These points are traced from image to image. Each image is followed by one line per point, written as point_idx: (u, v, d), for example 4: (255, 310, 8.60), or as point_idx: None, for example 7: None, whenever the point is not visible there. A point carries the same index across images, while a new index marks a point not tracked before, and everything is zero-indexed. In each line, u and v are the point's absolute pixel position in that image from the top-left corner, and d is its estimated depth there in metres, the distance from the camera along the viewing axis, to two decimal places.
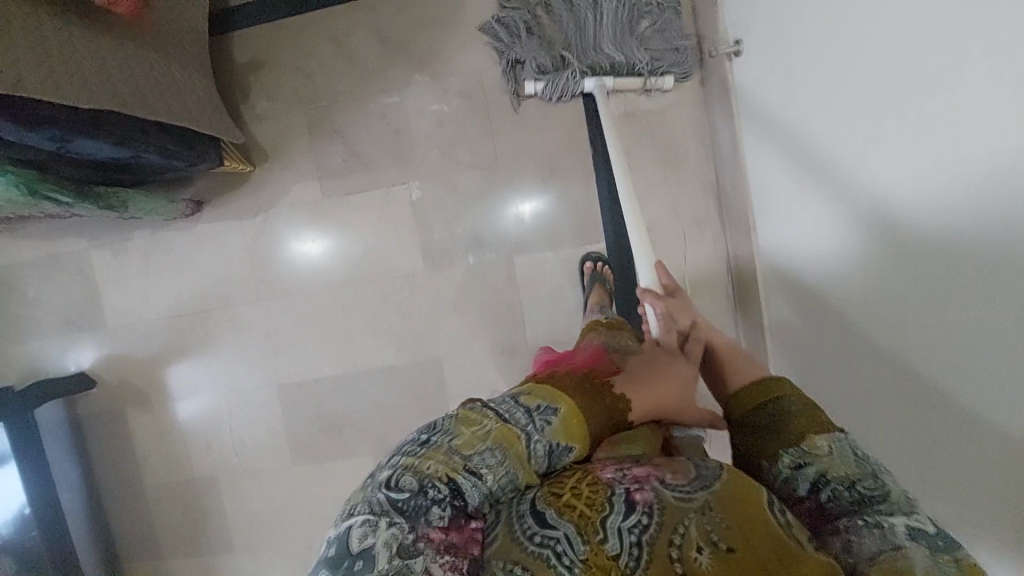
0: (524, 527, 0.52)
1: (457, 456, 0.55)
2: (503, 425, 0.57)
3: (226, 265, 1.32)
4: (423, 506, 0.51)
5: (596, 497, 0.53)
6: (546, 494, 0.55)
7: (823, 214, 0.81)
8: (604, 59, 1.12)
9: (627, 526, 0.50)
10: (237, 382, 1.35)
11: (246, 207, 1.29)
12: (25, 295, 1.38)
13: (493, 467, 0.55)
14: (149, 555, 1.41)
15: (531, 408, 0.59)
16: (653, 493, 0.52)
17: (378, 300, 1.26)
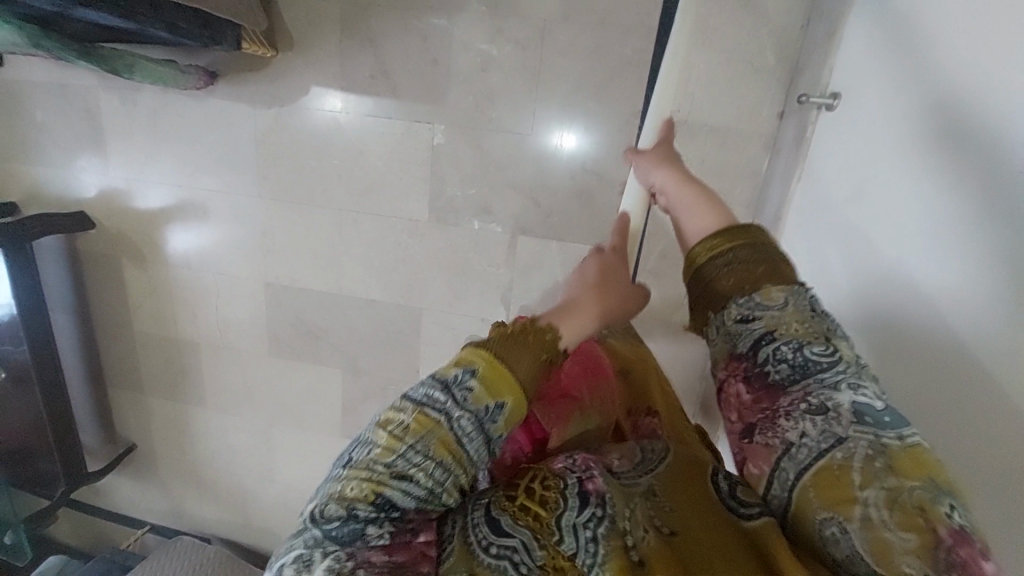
0: (479, 534, 0.47)
1: (382, 464, 0.45)
2: (421, 412, 0.47)
3: (233, 150, 1.26)
4: (358, 530, 0.43)
5: (551, 483, 0.51)
6: (495, 497, 0.50)
7: (909, 175, 0.61)
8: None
9: (583, 520, 0.48)
10: (227, 267, 1.37)
11: (261, 94, 1.19)
12: (29, 115, 1.34)
13: (423, 465, 0.45)
14: (131, 387, 1.56)
15: (449, 379, 0.48)
16: (603, 481, 0.52)
17: (375, 233, 1.23)
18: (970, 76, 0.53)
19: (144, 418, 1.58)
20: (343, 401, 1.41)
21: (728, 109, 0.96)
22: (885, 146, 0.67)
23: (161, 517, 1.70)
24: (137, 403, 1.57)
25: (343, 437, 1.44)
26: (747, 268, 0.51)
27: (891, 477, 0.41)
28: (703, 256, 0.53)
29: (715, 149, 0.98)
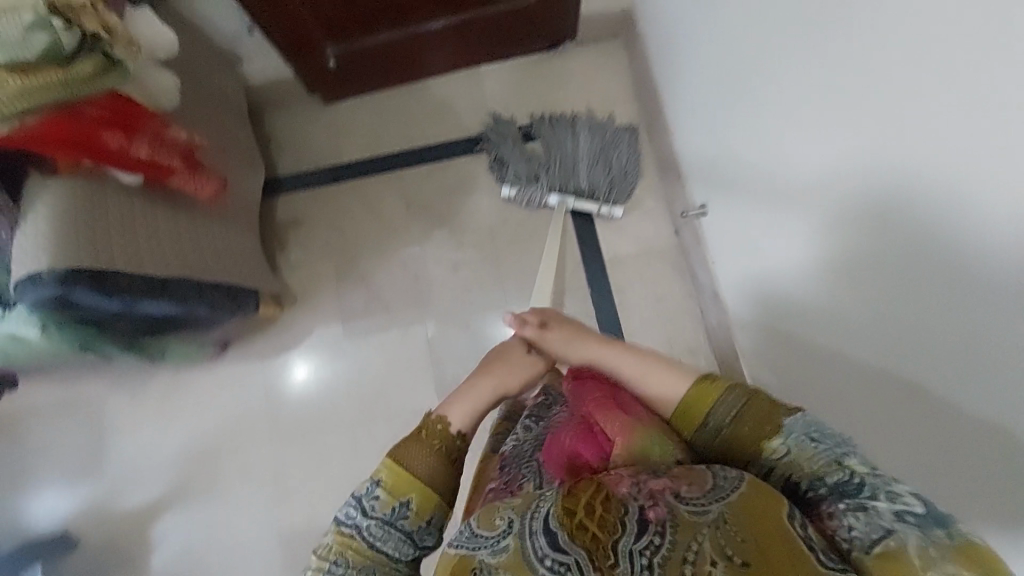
0: (537, 545, 0.55)
1: (325, 573, 0.65)
2: (340, 532, 0.67)
3: (241, 406, 1.34)
4: None
5: (609, 511, 0.55)
6: (561, 507, 0.56)
7: (809, 268, 0.80)
8: (572, 182, 1.32)
9: (639, 547, 0.53)
10: (235, 534, 1.28)
11: (269, 348, 1.36)
12: (25, 443, 1.36)
13: (349, 571, 0.65)
14: None
15: (360, 494, 0.68)
16: (665, 509, 0.55)
17: (392, 436, 1.29)
18: (818, 170, 0.75)
19: None
20: None
21: (641, 242, 1.31)
22: (780, 255, 0.88)
23: None
24: None
25: None
26: (745, 417, 0.63)
27: (949, 563, 0.45)
28: (690, 423, 0.67)
29: (645, 269, 1.29)
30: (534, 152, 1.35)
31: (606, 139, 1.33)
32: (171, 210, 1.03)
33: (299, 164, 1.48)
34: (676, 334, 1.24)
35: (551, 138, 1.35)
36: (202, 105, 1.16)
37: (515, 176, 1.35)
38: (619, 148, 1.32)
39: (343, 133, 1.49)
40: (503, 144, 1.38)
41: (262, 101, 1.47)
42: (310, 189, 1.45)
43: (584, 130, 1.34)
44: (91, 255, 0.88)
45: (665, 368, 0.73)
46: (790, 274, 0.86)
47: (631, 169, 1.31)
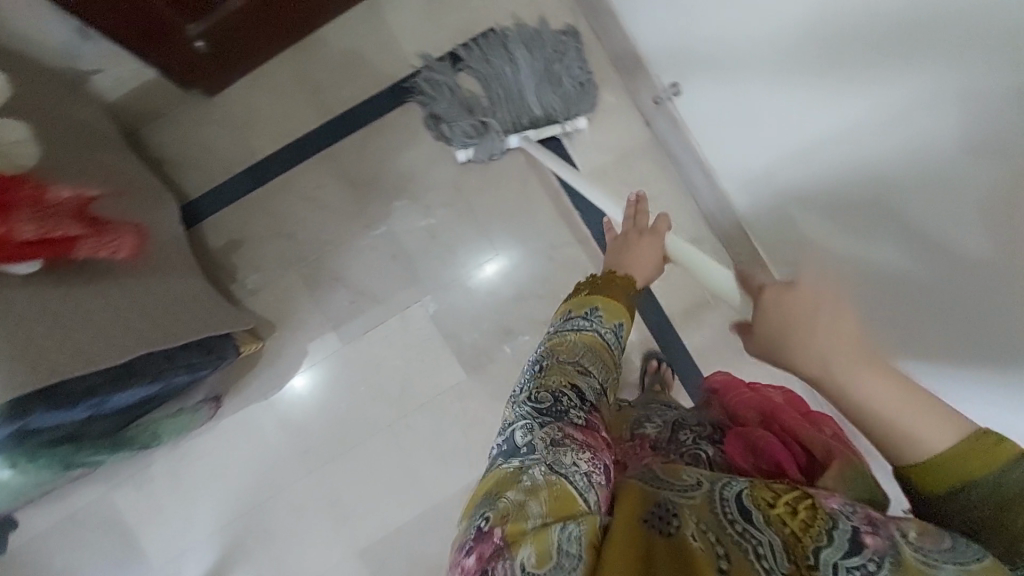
0: (729, 513, 0.56)
1: (567, 366, 0.78)
2: (582, 334, 0.81)
3: (263, 451, 1.24)
4: (561, 409, 0.71)
5: (814, 519, 0.54)
6: (755, 493, 0.58)
7: (877, 119, 0.73)
8: (524, 112, 1.17)
9: (849, 564, 0.50)
10: (312, 570, 1.24)
11: (267, 384, 1.24)
12: (46, 571, 1.23)
13: (591, 366, 0.78)
14: None
15: (585, 316, 0.84)
16: (888, 542, 0.51)
17: (432, 422, 1.24)
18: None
19: None
20: None
21: (612, 145, 1.24)
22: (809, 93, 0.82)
23: None
24: None
25: None
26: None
27: None
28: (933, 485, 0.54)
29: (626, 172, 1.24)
30: (472, 100, 1.18)
31: (548, 51, 1.17)
32: (115, 276, 0.84)
33: (208, 176, 1.26)
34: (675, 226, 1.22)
35: (490, 75, 1.17)
36: (70, 141, 0.93)
37: (449, 129, 1.18)
38: (565, 56, 1.17)
39: (248, 127, 1.27)
40: (437, 99, 1.19)
41: (132, 117, 1.21)
42: (235, 201, 1.25)
43: (520, 51, 1.16)
44: (32, 371, 0.69)
45: (941, 419, 0.54)
46: (833, 108, 0.79)
47: (586, 76, 1.18)
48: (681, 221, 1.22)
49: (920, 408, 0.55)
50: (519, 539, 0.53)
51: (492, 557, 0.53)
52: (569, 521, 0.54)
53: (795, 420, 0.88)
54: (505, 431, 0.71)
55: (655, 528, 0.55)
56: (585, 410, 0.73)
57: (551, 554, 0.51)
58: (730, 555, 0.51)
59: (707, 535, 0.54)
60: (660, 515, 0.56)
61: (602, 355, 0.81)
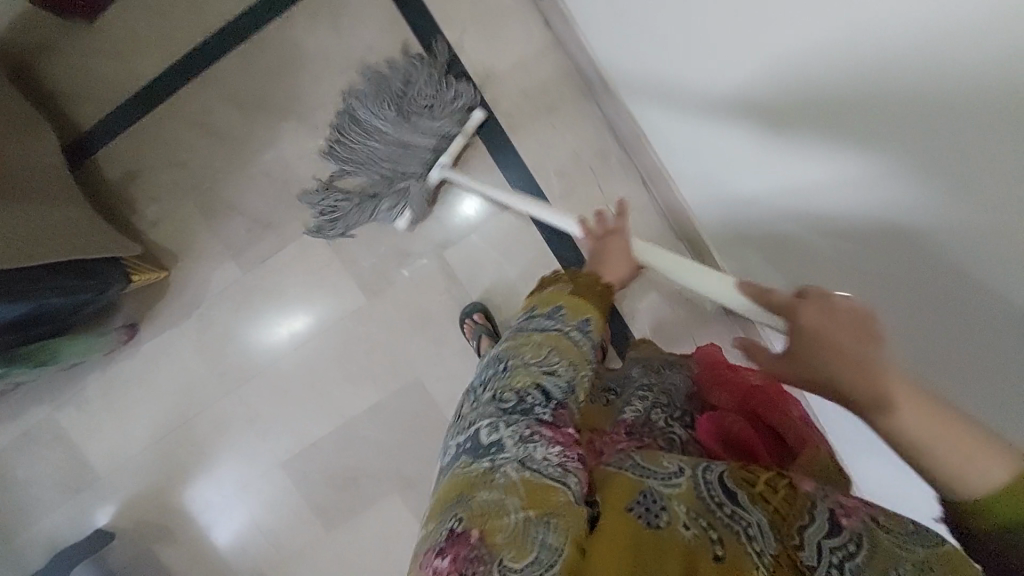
0: (715, 494, 0.56)
1: (533, 367, 0.67)
2: (545, 334, 0.70)
3: (183, 377, 1.29)
4: (526, 406, 0.63)
5: (796, 498, 0.55)
6: (736, 473, 0.58)
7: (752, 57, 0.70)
8: (415, 164, 1.15)
9: (830, 545, 0.52)
10: (242, 480, 1.33)
11: (177, 312, 1.27)
12: (12, 481, 1.37)
13: (559, 365, 0.67)
14: None
15: (551, 314, 0.72)
16: (862, 525, 0.52)
17: (339, 344, 1.26)
18: None
19: None
20: (419, 521, 1.30)
21: (509, 52, 1.18)
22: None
23: None
24: None
25: None
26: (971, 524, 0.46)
27: None
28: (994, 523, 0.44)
29: (523, 77, 1.17)
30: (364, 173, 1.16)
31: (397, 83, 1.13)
32: None
33: (99, 103, 1.23)
34: (576, 139, 1.18)
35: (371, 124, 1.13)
36: None
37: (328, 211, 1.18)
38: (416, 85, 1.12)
39: (127, 48, 1.22)
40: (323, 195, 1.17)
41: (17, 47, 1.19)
42: (127, 129, 1.23)
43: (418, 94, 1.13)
44: None
45: (979, 445, 0.44)
46: (704, 58, 0.79)
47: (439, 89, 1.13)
48: (577, 130, 1.17)
49: (962, 446, 0.44)
50: (495, 537, 0.52)
51: (468, 561, 0.52)
52: (546, 517, 0.53)
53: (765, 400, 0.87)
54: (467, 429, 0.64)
55: (642, 519, 0.53)
56: (552, 407, 0.64)
57: (528, 546, 0.52)
58: (721, 540, 0.52)
59: (699, 523, 0.54)
60: (646, 506, 0.54)
61: (570, 354, 0.69)
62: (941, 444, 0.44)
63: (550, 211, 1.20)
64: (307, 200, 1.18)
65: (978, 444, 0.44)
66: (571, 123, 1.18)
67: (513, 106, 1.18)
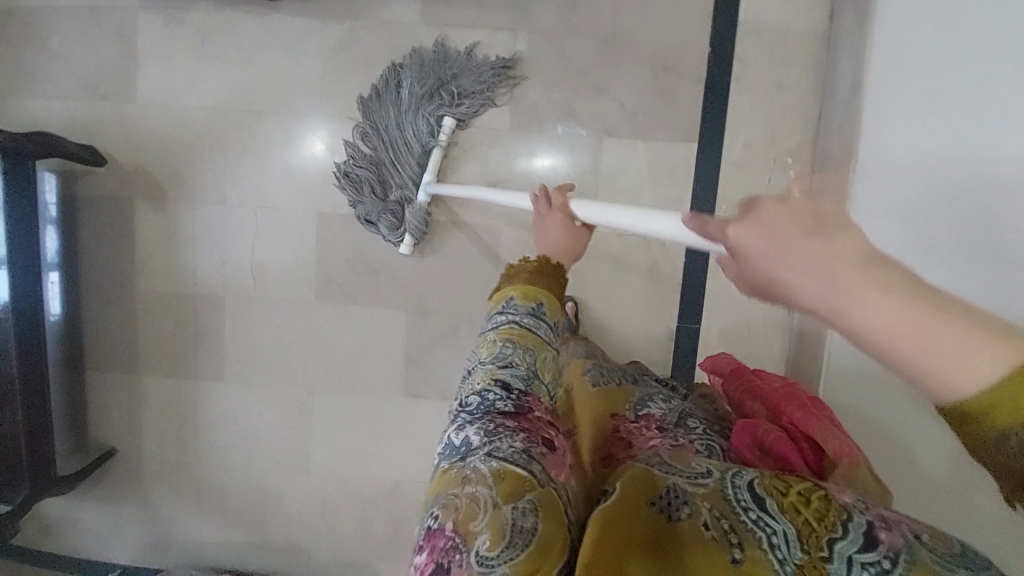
0: (739, 494, 0.48)
1: (490, 361, 0.66)
2: (501, 329, 0.69)
3: (290, 70, 1.19)
4: (493, 398, 0.62)
5: (827, 508, 0.44)
6: (767, 482, 0.49)
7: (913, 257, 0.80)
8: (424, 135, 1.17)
9: (864, 560, 0.41)
10: (268, 201, 1.21)
11: (332, 10, 1.17)
12: (47, 44, 1.20)
13: (516, 352, 0.66)
14: (120, 362, 1.28)
15: (502, 308, 0.73)
16: (904, 539, 0.42)
17: (453, 145, 1.20)
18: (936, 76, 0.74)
19: (135, 404, 1.29)
20: (406, 348, 1.23)
21: (781, 14, 1.16)
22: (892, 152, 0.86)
23: (138, 556, 1.32)
24: (129, 386, 1.29)
25: (405, 396, 1.24)
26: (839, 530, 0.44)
27: None
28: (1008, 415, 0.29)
29: (776, 45, 1.17)
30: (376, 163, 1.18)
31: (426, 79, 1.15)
32: None
33: None
34: (777, 127, 1.18)
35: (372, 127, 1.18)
36: None
37: (378, 193, 1.18)
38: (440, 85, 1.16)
39: None
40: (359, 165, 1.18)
41: None
42: None
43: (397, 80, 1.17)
44: None
45: (931, 308, 0.30)
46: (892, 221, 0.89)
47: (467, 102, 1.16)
48: (785, 121, 1.18)
49: (834, 263, 0.31)
50: (472, 528, 0.48)
51: (445, 553, 0.47)
52: (523, 506, 0.49)
53: (804, 412, 0.81)
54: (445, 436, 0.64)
55: (663, 514, 0.47)
56: (514, 395, 0.62)
57: (505, 534, 0.47)
58: (745, 543, 0.44)
59: (720, 526, 0.46)
60: (669, 501, 0.48)
61: (532, 343, 0.68)
62: (801, 252, 0.32)
63: (713, 169, 1.20)
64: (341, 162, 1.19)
65: (907, 299, 0.30)
66: (784, 112, 1.18)
67: (750, 62, 1.17)
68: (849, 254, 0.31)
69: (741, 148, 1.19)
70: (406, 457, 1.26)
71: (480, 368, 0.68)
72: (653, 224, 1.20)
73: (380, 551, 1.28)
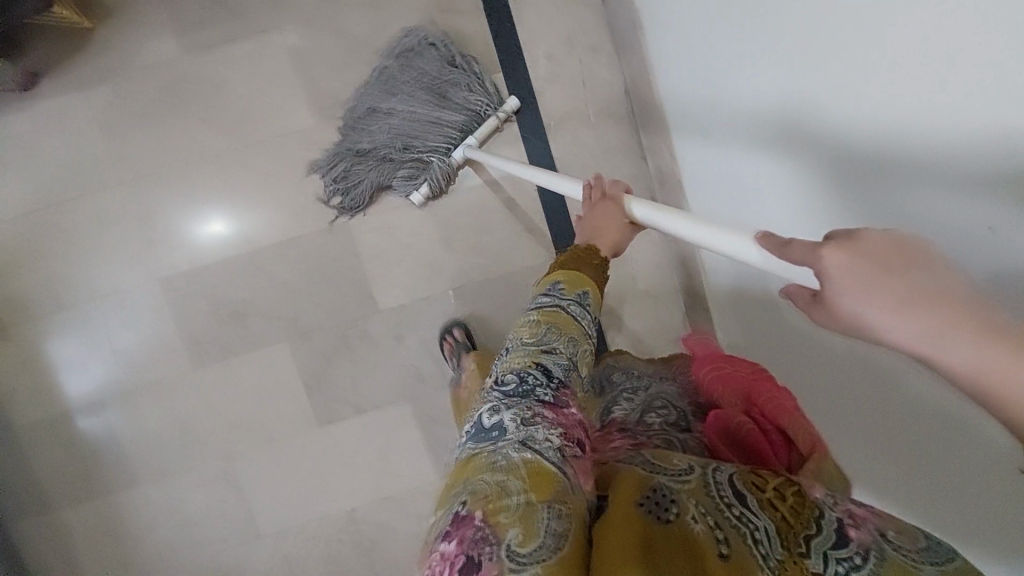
0: (725, 493, 0.57)
1: (530, 345, 0.69)
2: (542, 312, 0.71)
3: (75, 149, 1.13)
4: (530, 387, 0.66)
5: (804, 505, 0.56)
6: (746, 478, 0.60)
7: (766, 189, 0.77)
8: (432, 126, 1.14)
9: (838, 557, 0.52)
10: (109, 288, 1.16)
11: (93, 76, 1.12)
12: None
13: (559, 341, 0.69)
14: (27, 504, 1.21)
15: (546, 291, 0.74)
16: (871, 537, 0.53)
17: (269, 164, 1.16)
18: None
19: (62, 540, 1.22)
20: (304, 378, 1.19)
21: None
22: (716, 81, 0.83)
23: None
24: (49, 525, 1.21)
25: (322, 425, 1.20)
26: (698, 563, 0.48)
27: None
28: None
29: None
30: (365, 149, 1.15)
31: (426, 73, 1.13)
32: None
33: None
34: (570, 28, 1.16)
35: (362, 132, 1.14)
36: None
37: (341, 183, 1.15)
38: (449, 73, 1.13)
39: None
40: (360, 163, 1.15)
41: None
42: None
43: (403, 80, 1.13)
44: None
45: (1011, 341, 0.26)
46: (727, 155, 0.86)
47: (466, 79, 1.14)
48: (576, 19, 1.16)
49: (954, 319, 0.27)
50: (500, 518, 0.53)
51: (475, 544, 0.51)
52: (550, 501, 0.55)
53: (775, 401, 0.79)
54: (472, 417, 0.68)
55: (652, 514, 0.53)
56: (553, 389, 0.67)
57: (535, 531, 0.52)
58: (729, 540, 0.52)
59: (706, 519, 0.53)
60: (657, 502, 0.54)
61: (569, 330, 0.70)
62: (893, 285, 0.29)
63: (529, 93, 1.17)
64: (319, 172, 1.16)
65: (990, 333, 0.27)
66: (571, 12, 1.16)
67: None
68: (934, 289, 0.28)
69: (546, 61, 1.17)
70: (350, 485, 1.22)
71: (517, 347, 0.71)
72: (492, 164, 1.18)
73: None
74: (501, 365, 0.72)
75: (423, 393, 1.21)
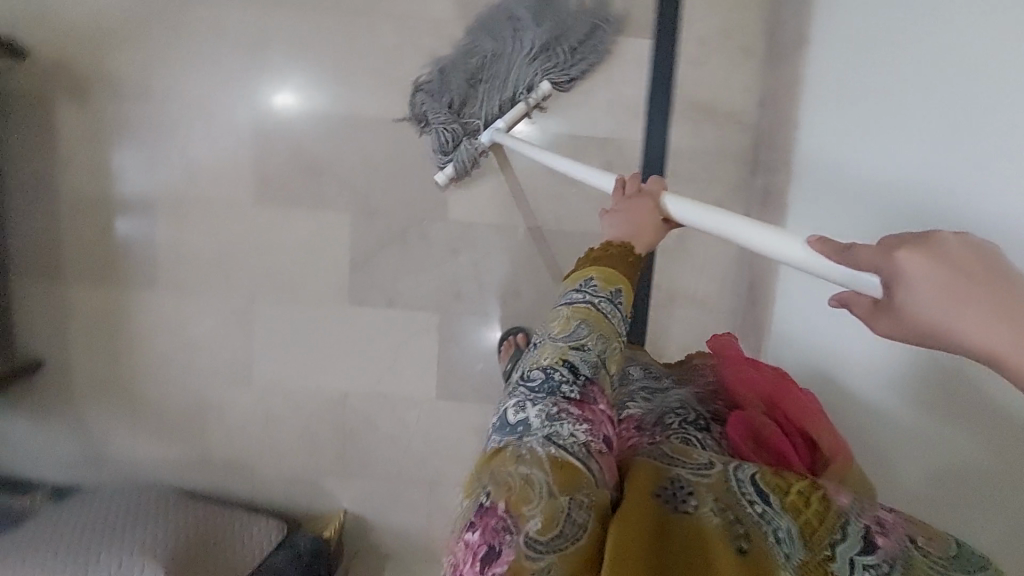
0: (744, 490, 0.53)
1: (561, 341, 0.59)
2: (576, 305, 0.62)
3: None
4: (555, 383, 0.57)
5: (828, 511, 0.51)
6: (768, 476, 0.54)
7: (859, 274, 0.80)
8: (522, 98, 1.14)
9: (865, 563, 0.48)
10: (200, 95, 1.14)
11: None
12: None
13: (591, 337, 0.59)
14: (44, 270, 1.20)
15: (580, 286, 0.63)
16: (900, 545, 0.49)
17: (398, 38, 1.15)
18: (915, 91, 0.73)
19: (62, 314, 1.22)
20: (352, 254, 1.18)
21: None
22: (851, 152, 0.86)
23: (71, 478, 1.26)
24: (54, 293, 1.21)
25: (352, 304, 1.20)
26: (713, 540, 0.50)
27: None
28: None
29: None
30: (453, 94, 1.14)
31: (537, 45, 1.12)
32: None
33: None
34: (732, 23, 1.15)
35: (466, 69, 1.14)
36: None
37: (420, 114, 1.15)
38: (555, 55, 1.13)
39: None
40: (438, 102, 1.14)
41: None
42: None
43: (509, 38, 1.13)
44: None
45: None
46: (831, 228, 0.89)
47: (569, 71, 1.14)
48: (741, 16, 1.15)
49: (1004, 306, 0.30)
50: (524, 511, 0.49)
51: (499, 535, 0.49)
52: (573, 494, 0.50)
53: (802, 404, 0.69)
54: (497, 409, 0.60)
55: (670, 504, 0.53)
56: (580, 386, 0.57)
57: (557, 520, 0.49)
58: (749, 534, 0.51)
59: (726, 515, 0.52)
60: (676, 493, 0.53)
61: (603, 325, 0.60)
62: (968, 308, 0.31)
63: (670, 68, 1.16)
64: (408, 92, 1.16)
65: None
66: (739, 8, 1.15)
67: None
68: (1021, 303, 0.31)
69: (696, 46, 1.16)
70: (356, 371, 1.21)
71: (547, 340, 0.61)
72: (608, 122, 1.17)
73: (329, 466, 1.24)
74: (524, 361, 0.62)
75: (454, 311, 1.20)
